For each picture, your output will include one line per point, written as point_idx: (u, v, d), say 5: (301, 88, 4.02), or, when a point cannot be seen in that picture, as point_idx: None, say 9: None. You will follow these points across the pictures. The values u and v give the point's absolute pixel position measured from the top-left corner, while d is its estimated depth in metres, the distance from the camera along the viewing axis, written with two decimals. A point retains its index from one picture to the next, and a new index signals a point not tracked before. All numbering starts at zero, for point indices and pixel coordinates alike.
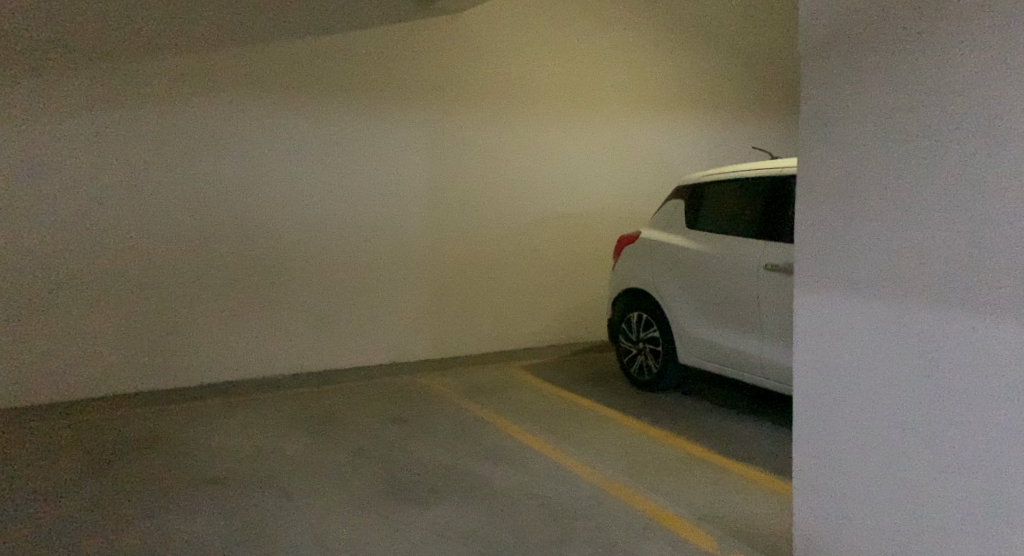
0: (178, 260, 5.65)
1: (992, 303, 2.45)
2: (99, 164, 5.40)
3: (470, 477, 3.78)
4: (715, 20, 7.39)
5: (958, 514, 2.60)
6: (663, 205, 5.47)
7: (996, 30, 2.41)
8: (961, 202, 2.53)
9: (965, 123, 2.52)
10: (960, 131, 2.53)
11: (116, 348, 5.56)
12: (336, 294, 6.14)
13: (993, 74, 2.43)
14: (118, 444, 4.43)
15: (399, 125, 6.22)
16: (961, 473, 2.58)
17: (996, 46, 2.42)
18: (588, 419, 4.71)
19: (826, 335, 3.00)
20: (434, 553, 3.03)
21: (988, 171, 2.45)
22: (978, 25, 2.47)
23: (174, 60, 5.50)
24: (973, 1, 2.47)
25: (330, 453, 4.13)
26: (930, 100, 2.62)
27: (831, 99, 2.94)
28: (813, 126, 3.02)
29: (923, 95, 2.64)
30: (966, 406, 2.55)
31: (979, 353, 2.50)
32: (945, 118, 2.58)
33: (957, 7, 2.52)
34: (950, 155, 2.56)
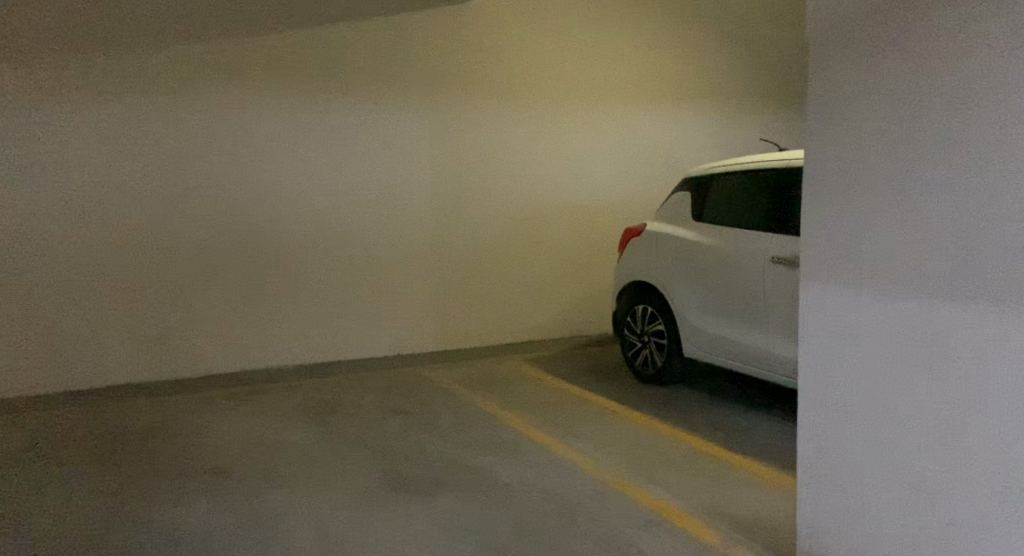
0: (229, 256, 6.20)
1: (998, 312, 2.61)
2: (201, 174, 6.06)
3: (516, 474, 4.27)
4: (708, 11, 7.63)
5: (963, 506, 2.77)
6: (668, 203, 6.06)
7: (971, 94, 2.66)
8: (969, 222, 2.69)
9: (970, 149, 2.67)
10: (966, 158, 2.68)
11: (183, 335, 6.15)
12: (407, 287, 6.80)
13: (974, 143, 2.66)
14: (215, 428, 5.08)
15: (456, 130, 6.84)
16: (967, 468, 2.75)
17: (973, 104, 2.66)
18: (604, 415, 5.21)
19: (831, 342, 3.19)
20: (453, 543, 3.56)
21: (992, 196, 2.61)
22: (954, 88, 2.71)
23: (262, 79, 6.15)
24: (958, 58, 2.69)
25: (340, 446, 4.70)
26: (932, 132, 2.79)
27: (826, 148, 3.16)
28: (812, 171, 3.24)
29: (925, 129, 2.81)
30: (974, 406, 2.71)
31: (986, 356, 2.65)
32: (950, 145, 2.74)
33: (942, 63, 2.74)
34: (958, 178, 2.72)
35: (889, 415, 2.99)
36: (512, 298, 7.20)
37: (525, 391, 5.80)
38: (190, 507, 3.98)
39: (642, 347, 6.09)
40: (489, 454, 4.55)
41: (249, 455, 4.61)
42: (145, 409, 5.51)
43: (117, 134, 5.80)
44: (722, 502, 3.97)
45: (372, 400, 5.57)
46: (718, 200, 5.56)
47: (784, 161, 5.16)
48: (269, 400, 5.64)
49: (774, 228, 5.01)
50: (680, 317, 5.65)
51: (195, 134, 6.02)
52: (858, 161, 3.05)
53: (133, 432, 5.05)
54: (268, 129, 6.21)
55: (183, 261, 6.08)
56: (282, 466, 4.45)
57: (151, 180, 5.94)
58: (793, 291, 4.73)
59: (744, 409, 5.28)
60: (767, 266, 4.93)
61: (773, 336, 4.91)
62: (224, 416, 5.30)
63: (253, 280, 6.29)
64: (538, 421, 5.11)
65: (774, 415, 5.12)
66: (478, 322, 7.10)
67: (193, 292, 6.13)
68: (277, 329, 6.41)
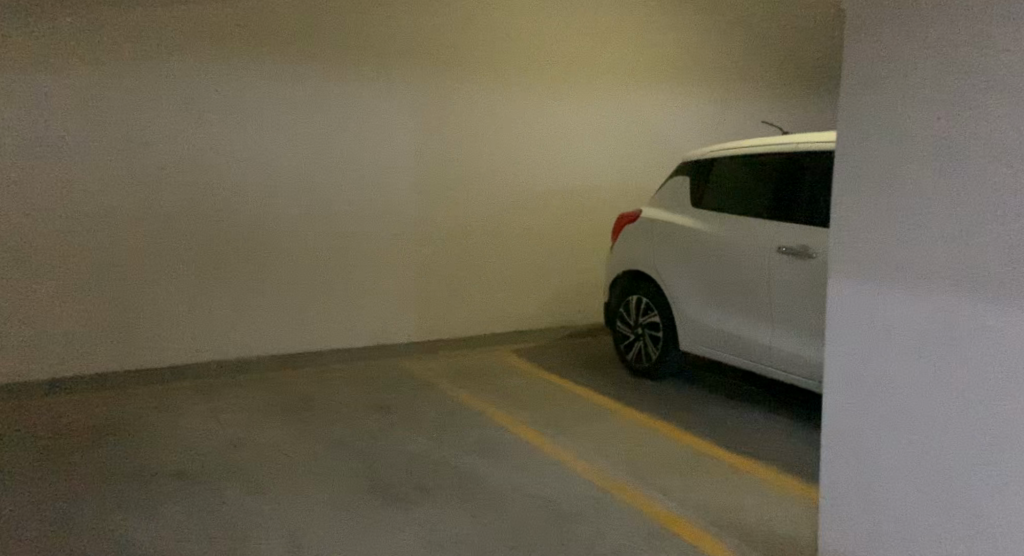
0: (199, 238, 5.82)
1: None
2: (169, 150, 5.68)
3: (507, 479, 3.97)
4: None
5: (1005, 518, 2.47)
6: (665, 187, 5.76)
7: (1015, 71, 2.37)
8: (1014, 208, 2.39)
9: (1014, 129, 2.38)
10: (1010, 138, 2.39)
11: (150, 321, 5.77)
12: (389, 273, 6.45)
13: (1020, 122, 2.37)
14: (181, 424, 4.73)
15: (442, 109, 6.48)
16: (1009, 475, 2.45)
17: (1016, 82, 2.37)
18: (597, 412, 4.92)
19: (858, 346, 2.89)
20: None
21: None
22: (997, 64, 2.42)
23: (233, 49, 5.75)
24: (1002, 30, 2.40)
25: (318, 446, 4.38)
26: (970, 111, 2.50)
27: (859, 129, 2.84)
28: (842, 154, 2.93)
29: (963, 108, 2.52)
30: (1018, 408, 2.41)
31: None
32: (991, 125, 2.44)
33: (983, 36, 2.45)
34: (1000, 158, 2.42)
35: (923, 424, 2.69)
36: (498, 285, 6.88)
37: (513, 385, 5.50)
38: (149, 514, 3.63)
39: (636, 339, 5.80)
40: (478, 456, 4.24)
41: (217, 456, 4.26)
42: (103, 403, 5.13)
43: (74, 107, 5.40)
44: (729, 508, 3.69)
45: (351, 394, 5.23)
46: (720, 186, 5.27)
47: (792, 144, 4.88)
48: (241, 393, 5.28)
49: (781, 215, 4.73)
50: (678, 310, 5.36)
51: (162, 107, 5.63)
52: (895, 143, 2.73)
53: (91, 428, 4.68)
54: (240, 104, 5.83)
55: (148, 243, 5.69)
56: (254, 468, 4.11)
57: (112, 156, 5.54)
58: (801, 283, 4.45)
59: (746, 407, 5.01)
60: (772, 257, 4.64)
61: (776, 330, 4.63)
62: (192, 412, 4.94)
63: (223, 265, 5.91)
64: (529, 418, 4.81)
65: (778, 415, 4.85)
66: (463, 311, 6.77)
67: (158, 277, 5.74)
68: (250, 316, 6.04)
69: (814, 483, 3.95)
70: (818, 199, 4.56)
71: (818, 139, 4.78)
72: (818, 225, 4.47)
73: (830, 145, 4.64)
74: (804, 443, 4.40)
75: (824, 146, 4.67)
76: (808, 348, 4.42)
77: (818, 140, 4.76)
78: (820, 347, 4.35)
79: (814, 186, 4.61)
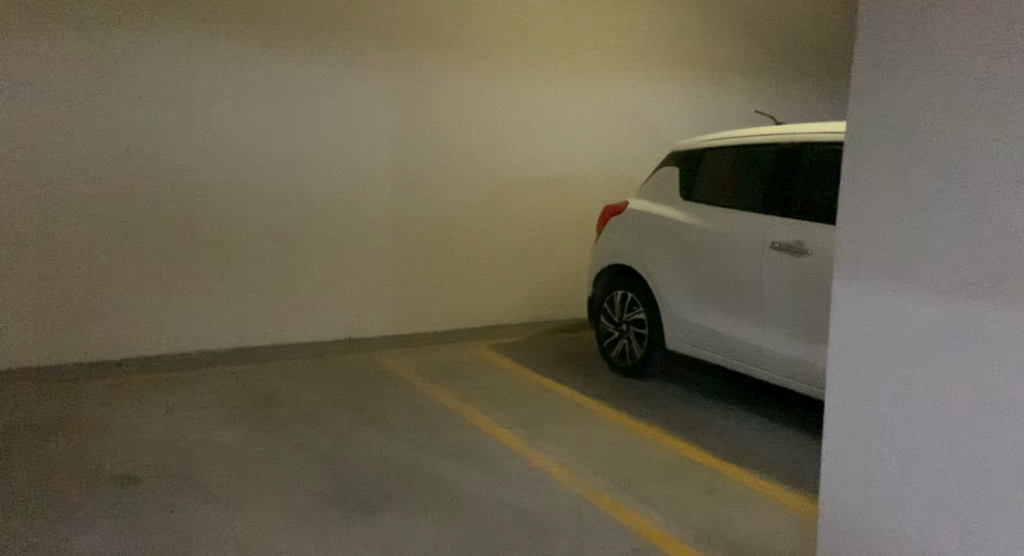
0: (162, 224, 5.50)
1: None
2: (129, 127, 5.33)
3: (481, 487, 3.71)
4: None
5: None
6: (653, 177, 5.51)
7: None
8: None
9: None
10: None
11: (109, 312, 5.44)
12: (364, 264, 6.18)
13: None
14: (135, 423, 4.42)
15: (421, 92, 6.19)
16: None
17: None
18: (578, 414, 4.67)
19: (865, 353, 2.62)
20: None
21: None
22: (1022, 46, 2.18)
23: (198, 20, 5.41)
24: None
25: (280, 448, 4.11)
26: (989, 98, 2.26)
27: (870, 115, 2.58)
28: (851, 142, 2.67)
29: (983, 94, 2.27)
30: None
31: None
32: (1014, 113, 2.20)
33: (1009, 16, 2.21)
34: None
35: (938, 441, 2.44)
36: (478, 277, 6.63)
37: (490, 383, 5.24)
38: (90, 523, 3.34)
39: (620, 336, 5.56)
40: (450, 461, 3.99)
41: (171, 459, 3.96)
42: (53, 400, 4.79)
43: (27, 79, 5.03)
44: (716, 520, 3.47)
45: (319, 392, 4.96)
46: (712, 178, 5.03)
47: (787, 135, 4.64)
48: (202, 389, 5.00)
49: (774, 209, 4.50)
50: (665, 306, 5.12)
51: (120, 81, 5.26)
52: (913, 131, 2.46)
53: (37, 426, 4.35)
54: (205, 80, 5.49)
55: (106, 227, 5.35)
56: (210, 472, 3.83)
57: (66, 133, 5.17)
58: (794, 281, 4.23)
59: (734, 410, 4.79)
60: (765, 254, 4.41)
61: (767, 330, 4.41)
62: (149, 408, 4.65)
63: (188, 252, 5.59)
64: (506, 420, 4.56)
65: (768, 419, 4.64)
66: (441, 304, 6.51)
67: (117, 265, 5.41)
68: (217, 307, 5.74)
69: (807, 495, 3.74)
70: (815, 193, 4.33)
71: (814, 129, 4.55)
72: (814, 220, 4.24)
73: (827, 135, 4.42)
74: (793, 451, 4.19)
75: (820, 136, 4.44)
76: (803, 351, 4.19)
77: (814, 130, 4.53)
78: (816, 350, 4.13)
79: (809, 178, 4.39)
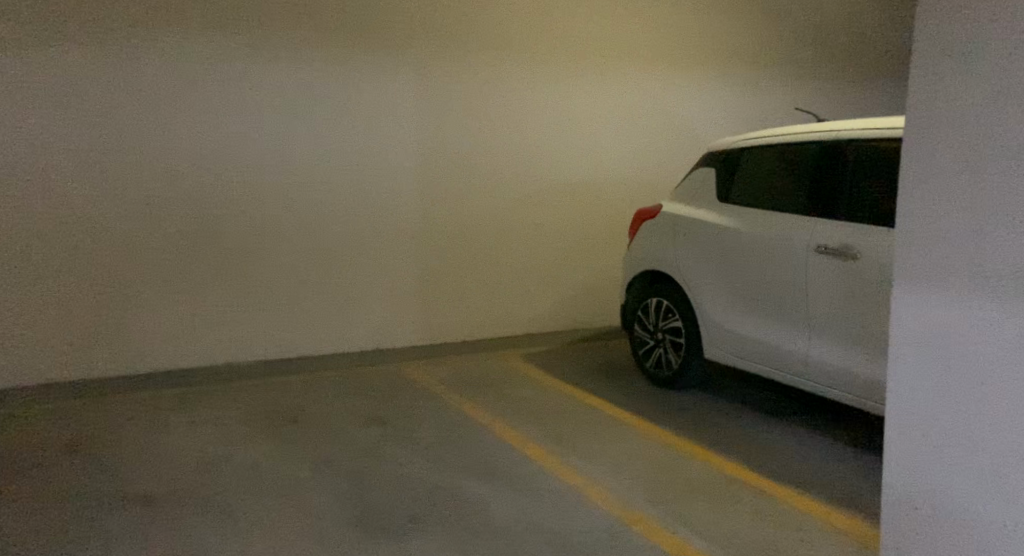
0: (187, 237, 5.40)
1: None
2: (150, 137, 5.23)
3: (511, 509, 3.51)
4: None
5: None
6: (688, 179, 5.30)
7: None
8: None
9: None
10: None
11: (135, 326, 5.35)
12: (392, 272, 6.05)
13: None
14: (157, 441, 4.30)
15: (447, 96, 6.04)
16: None
17: None
18: (612, 429, 4.46)
19: (931, 369, 2.38)
20: None
21: None
22: None
23: (220, 27, 5.31)
24: None
25: (305, 465, 3.97)
26: None
27: (934, 109, 2.34)
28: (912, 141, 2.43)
29: None
30: None
31: None
32: None
33: None
34: None
35: (1014, 461, 2.18)
36: (508, 284, 6.46)
37: (520, 396, 5.05)
38: (104, 545, 3.21)
39: (655, 345, 5.35)
40: (479, 480, 3.80)
41: (188, 480, 3.82)
42: (77, 418, 4.70)
43: (50, 92, 4.95)
44: (761, 544, 3.24)
45: (343, 406, 4.82)
46: (750, 179, 4.81)
47: (831, 132, 4.41)
48: (225, 404, 4.89)
49: (819, 210, 4.27)
50: (703, 313, 4.90)
51: (140, 91, 5.17)
52: (984, 125, 2.21)
53: (59, 445, 4.26)
54: (226, 87, 5.38)
55: (127, 240, 5.25)
56: (227, 493, 3.68)
57: (84, 144, 5.08)
58: (841, 286, 3.99)
59: (779, 423, 4.55)
60: (811, 257, 4.17)
61: (813, 338, 4.17)
62: (168, 426, 4.53)
63: (211, 265, 5.49)
64: (537, 435, 4.37)
65: (815, 433, 4.40)
66: (469, 313, 6.35)
67: (142, 279, 5.33)
68: (243, 319, 5.64)
69: (859, 516, 3.49)
70: (865, 194, 4.08)
71: (859, 125, 4.31)
72: (866, 223, 3.99)
73: (874, 132, 4.18)
74: (841, 467, 3.95)
75: (867, 133, 4.21)
76: (858, 363, 3.93)
77: (860, 126, 4.30)
78: (872, 361, 3.87)
79: (856, 178, 4.15)
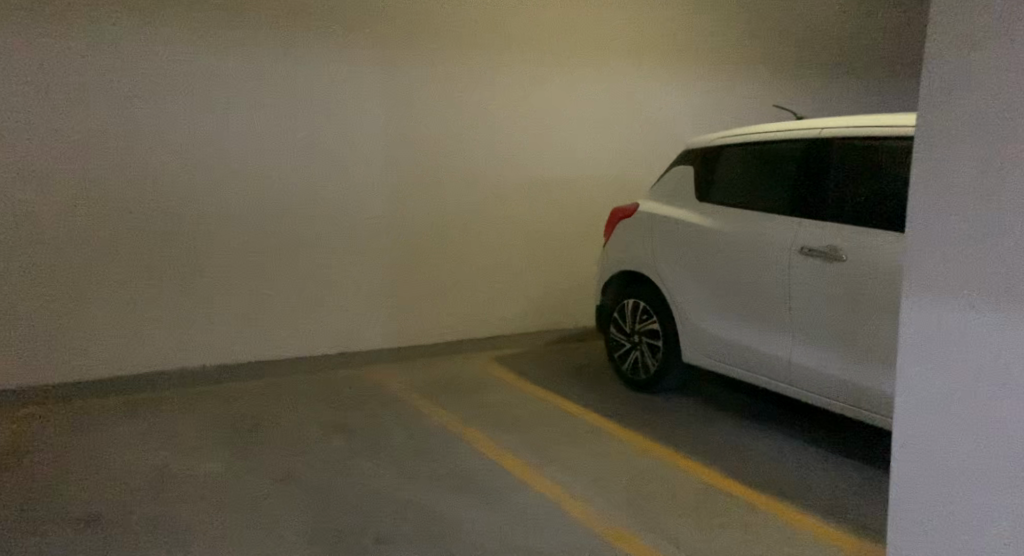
0: (141, 235, 5.11)
1: None
2: (96, 129, 4.92)
3: (487, 527, 3.32)
4: None
5: None
6: (665, 177, 5.16)
7: None
8: None
9: None
10: None
11: (85, 329, 5.05)
12: (358, 273, 5.81)
13: None
14: (108, 454, 4.03)
15: (416, 89, 5.81)
16: None
17: None
18: (589, 437, 4.30)
19: (945, 393, 2.17)
20: None
21: None
22: None
23: (175, 14, 5.03)
24: None
25: (267, 479, 3.74)
26: None
27: (949, 107, 2.13)
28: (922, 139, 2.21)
29: None
30: None
31: None
32: None
33: None
34: None
35: None
36: (480, 285, 6.26)
37: (493, 401, 4.86)
38: None
39: (632, 348, 5.19)
40: (454, 495, 3.60)
41: (138, 496, 3.56)
42: (21, 428, 4.40)
43: None
44: None
45: (307, 414, 4.58)
46: (731, 178, 4.66)
47: (814, 130, 4.29)
48: (182, 413, 4.62)
49: (802, 211, 4.15)
50: (681, 316, 4.75)
51: (85, 80, 4.85)
52: (997, 120, 2.03)
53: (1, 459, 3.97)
54: (179, 78, 5.09)
55: (73, 237, 4.94)
56: (182, 510, 3.44)
57: (23, 135, 4.76)
58: (826, 288, 3.87)
59: (763, 430, 4.43)
60: (795, 259, 4.04)
61: (797, 343, 4.05)
62: (119, 437, 4.26)
63: (164, 264, 5.20)
64: (513, 444, 4.18)
65: (797, 440, 4.28)
66: (439, 315, 6.14)
67: (92, 280, 5.03)
68: (202, 322, 5.36)
69: (846, 529, 3.36)
70: (850, 193, 3.97)
71: (844, 122, 4.19)
72: (851, 224, 3.87)
73: (858, 130, 4.06)
74: (824, 477, 3.84)
75: (852, 131, 4.09)
76: (845, 370, 3.80)
77: (844, 123, 4.18)
78: (860, 367, 3.74)
79: (841, 177, 4.03)
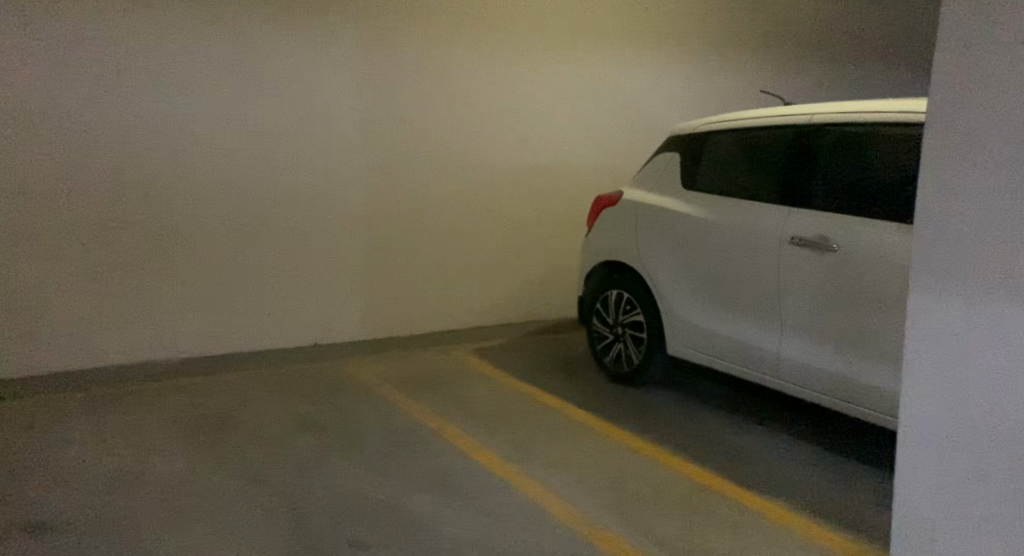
0: (101, 222, 4.87)
1: None
2: (51, 109, 4.65)
3: (465, 529, 3.16)
4: None
5: None
6: (650, 163, 5.01)
7: None
8: None
9: None
10: None
11: (42, 321, 4.81)
12: (332, 263, 5.61)
13: None
14: (64, 454, 3.82)
15: (392, 73, 5.61)
16: None
17: None
18: (571, 433, 4.15)
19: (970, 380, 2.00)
20: None
21: None
22: None
23: None
24: None
25: (234, 480, 3.56)
26: None
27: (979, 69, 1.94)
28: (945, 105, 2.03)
29: None
30: None
31: None
32: None
33: None
34: None
35: None
36: (458, 274, 6.09)
37: (472, 395, 4.71)
38: None
39: (615, 340, 5.05)
40: (430, 495, 3.44)
41: (93, 498, 3.36)
42: None
43: None
44: None
45: (277, 410, 4.40)
46: (718, 165, 4.53)
47: (804, 115, 4.17)
48: (145, 409, 4.42)
49: (791, 199, 4.03)
50: (666, 307, 4.62)
51: (41, 57, 4.58)
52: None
53: None
54: (140, 56, 4.83)
55: (28, 224, 4.69)
56: (141, 514, 3.24)
57: None
58: (816, 280, 3.75)
59: (749, 425, 4.31)
60: (784, 249, 3.92)
61: (785, 335, 3.93)
62: (77, 435, 4.05)
63: (126, 253, 4.97)
64: (492, 441, 4.03)
65: (784, 436, 4.17)
66: (416, 305, 5.96)
67: (50, 270, 4.78)
68: (167, 313, 5.14)
69: (838, 528, 3.25)
70: (840, 181, 3.85)
71: (834, 108, 4.07)
72: (842, 213, 3.75)
73: (849, 115, 3.94)
74: (813, 474, 3.73)
75: (842, 117, 3.97)
76: (835, 363, 3.69)
77: (835, 109, 4.06)
78: (848, 361, 3.63)
79: (832, 164, 3.91)
